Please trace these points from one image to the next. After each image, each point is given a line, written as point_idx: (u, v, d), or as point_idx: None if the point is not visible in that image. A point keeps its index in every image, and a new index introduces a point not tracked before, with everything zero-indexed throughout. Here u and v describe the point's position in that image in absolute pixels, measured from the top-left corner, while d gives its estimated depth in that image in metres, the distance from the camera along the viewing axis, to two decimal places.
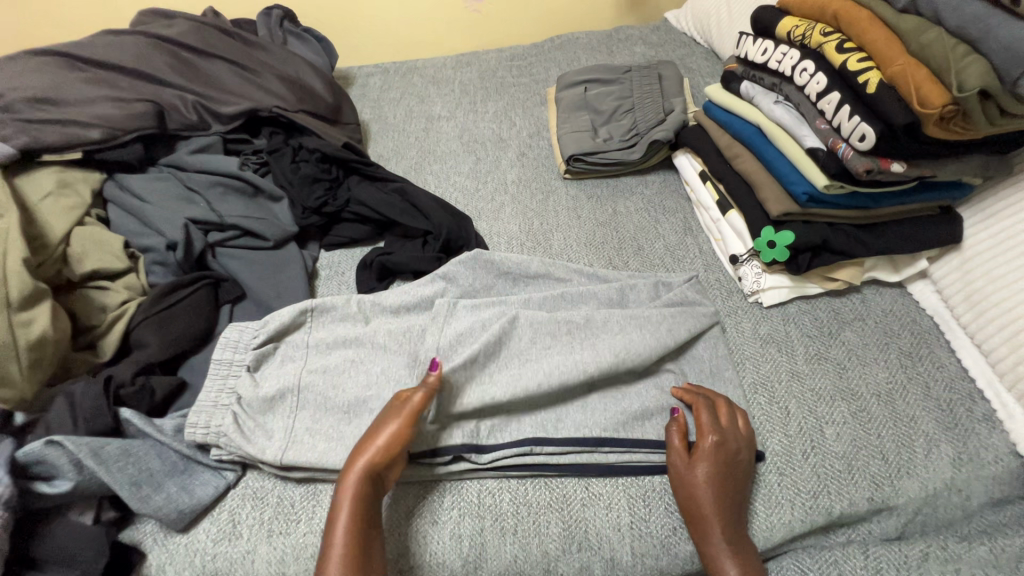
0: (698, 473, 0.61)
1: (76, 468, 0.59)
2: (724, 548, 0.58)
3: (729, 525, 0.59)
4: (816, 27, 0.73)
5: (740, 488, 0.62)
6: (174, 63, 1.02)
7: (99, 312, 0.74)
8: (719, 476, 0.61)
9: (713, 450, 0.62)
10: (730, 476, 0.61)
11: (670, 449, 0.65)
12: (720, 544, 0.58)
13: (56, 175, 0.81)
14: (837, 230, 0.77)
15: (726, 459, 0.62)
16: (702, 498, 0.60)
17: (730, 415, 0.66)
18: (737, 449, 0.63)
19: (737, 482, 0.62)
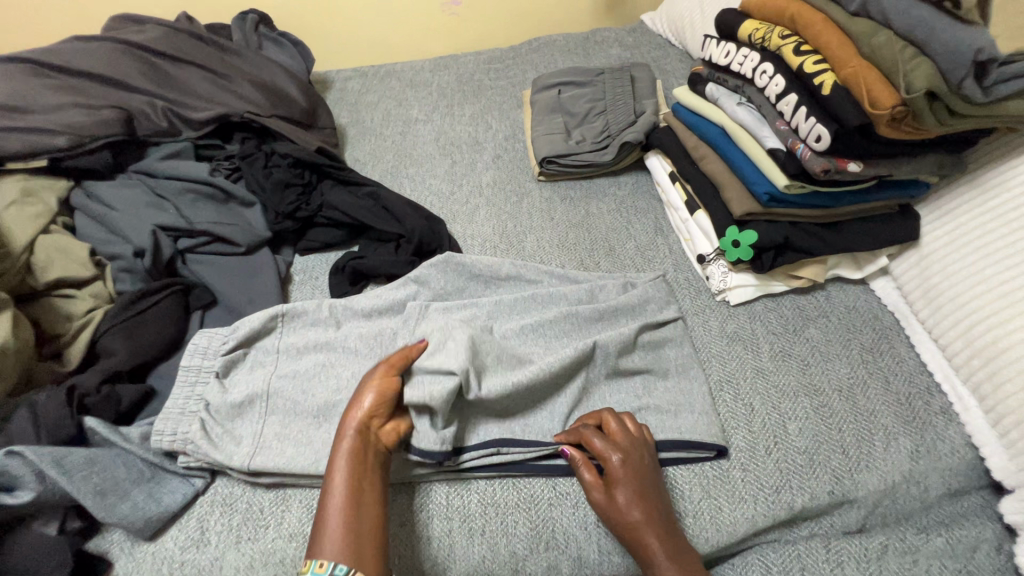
0: (620, 498, 0.60)
1: (38, 478, 0.59)
2: (670, 566, 0.56)
3: (670, 544, 0.58)
4: (775, 30, 0.75)
5: (664, 503, 0.62)
6: (144, 69, 1.02)
7: (64, 321, 0.73)
8: (640, 497, 0.60)
9: (624, 471, 0.61)
10: (650, 496, 0.61)
11: (585, 482, 0.63)
12: (664, 563, 0.56)
13: (20, 184, 0.81)
14: (800, 229, 0.78)
15: (636, 474, 0.61)
16: (632, 524, 0.59)
17: (630, 431, 0.65)
18: (646, 463, 0.63)
19: (656, 493, 0.62)
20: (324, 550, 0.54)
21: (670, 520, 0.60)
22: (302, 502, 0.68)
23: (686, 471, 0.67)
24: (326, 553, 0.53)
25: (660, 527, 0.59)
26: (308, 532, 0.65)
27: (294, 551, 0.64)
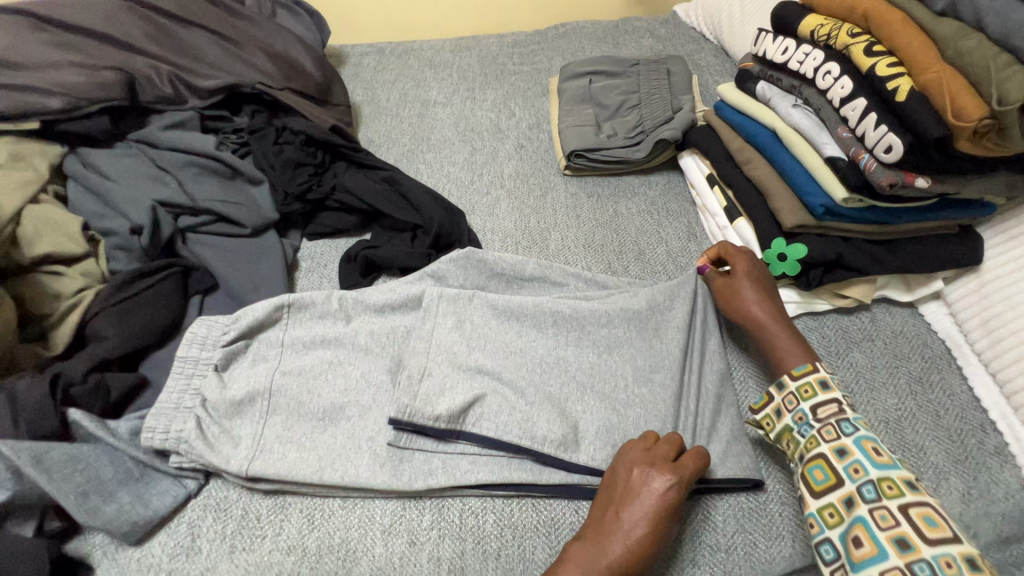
0: (745, 289, 0.71)
1: (15, 479, 0.54)
2: (786, 345, 0.66)
3: (781, 319, 0.69)
4: (843, 27, 0.68)
5: (771, 285, 0.73)
6: (149, 29, 0.94)
7: (52, 300, 0.67)
8: (760, 290, 0.71)
9: (751, 267, 0.73)
10: (768, 286, 0.72)
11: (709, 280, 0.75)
12: (781, 342, 0.67)
13: (10, 147, 0.74)
14: (851, 245, 0.73)
15: (760, 273, 0.73)
16: (747, 303, 0.70)
17: (750, 254, 0.77)
18: (762, 266, 0.75)
19: (776, 297, 0.72)
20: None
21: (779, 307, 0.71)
22: (303, 511, 0.63)
23: (721, 501, 0.62)
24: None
25: (777, 307, 0.69)
26: (307, 545, 0.60)
27: (292, 565, 0.59)
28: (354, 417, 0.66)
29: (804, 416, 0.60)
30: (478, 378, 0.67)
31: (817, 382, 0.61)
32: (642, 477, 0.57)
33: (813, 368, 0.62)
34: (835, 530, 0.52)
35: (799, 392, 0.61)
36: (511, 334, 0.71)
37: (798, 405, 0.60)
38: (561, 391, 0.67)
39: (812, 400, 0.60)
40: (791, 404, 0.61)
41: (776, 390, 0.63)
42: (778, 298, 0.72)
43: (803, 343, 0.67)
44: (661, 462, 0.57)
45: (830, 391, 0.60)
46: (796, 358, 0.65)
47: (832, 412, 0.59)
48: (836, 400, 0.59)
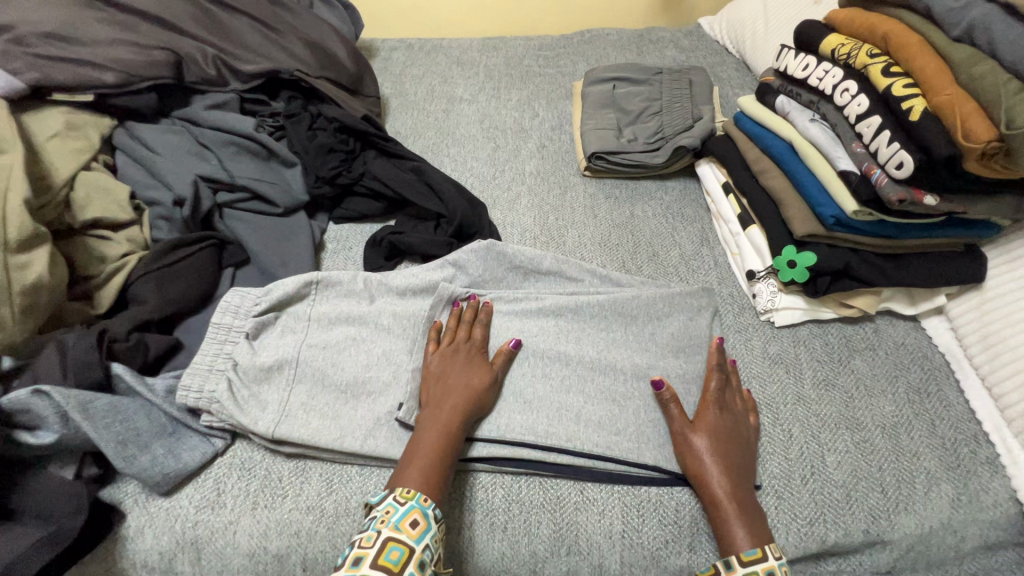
0: (701, 447, 0.63)
1: (62, 421, 0.58)
2: (739, 528, 0.58)
3: (737, 487, 0.61)
4: (863, 47, 0.72)
5: (739, 443, 0.65)
6: (197, 14, 0.99)
7: (97, 263, 0.71)
8: (719, 448, 0.63)
9: (714, 422, 0.65)
10: (733, 437, 0.64)
11: (669, 420, 0.67)
12: (733, 524, 0.59)
13: (65, 116, 0.79)
14: (859, 257, 0.76)
15: (727, 429, 0.65)
16: (703, 466, 0.62)
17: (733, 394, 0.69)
18: (741, 418, 0.67)
19: (741, 457, 0.64)
20: (409, 478, 0.58)
21: (745, 470, 0.63)
22: (323, 475, 0.66)
23: None
24: (412, 484, 0.58)
25: (734, 479, 0.61)
26: (325, 506, 0.64)
27: (310, 524, 0.62)
28: (375, 392, 0.69)
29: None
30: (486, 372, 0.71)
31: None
32: (462, 359, 0.69)
33: (761, 556, 0.56)
34: None
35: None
36: (514, 327, 0.76)
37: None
38: (575, 382, 0.71)
39: None
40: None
41: (723, 567, 0.57)
42: (744, 456, 0.64)
43: (756, 517, 0.60)
44: (480, 334, 0.72)
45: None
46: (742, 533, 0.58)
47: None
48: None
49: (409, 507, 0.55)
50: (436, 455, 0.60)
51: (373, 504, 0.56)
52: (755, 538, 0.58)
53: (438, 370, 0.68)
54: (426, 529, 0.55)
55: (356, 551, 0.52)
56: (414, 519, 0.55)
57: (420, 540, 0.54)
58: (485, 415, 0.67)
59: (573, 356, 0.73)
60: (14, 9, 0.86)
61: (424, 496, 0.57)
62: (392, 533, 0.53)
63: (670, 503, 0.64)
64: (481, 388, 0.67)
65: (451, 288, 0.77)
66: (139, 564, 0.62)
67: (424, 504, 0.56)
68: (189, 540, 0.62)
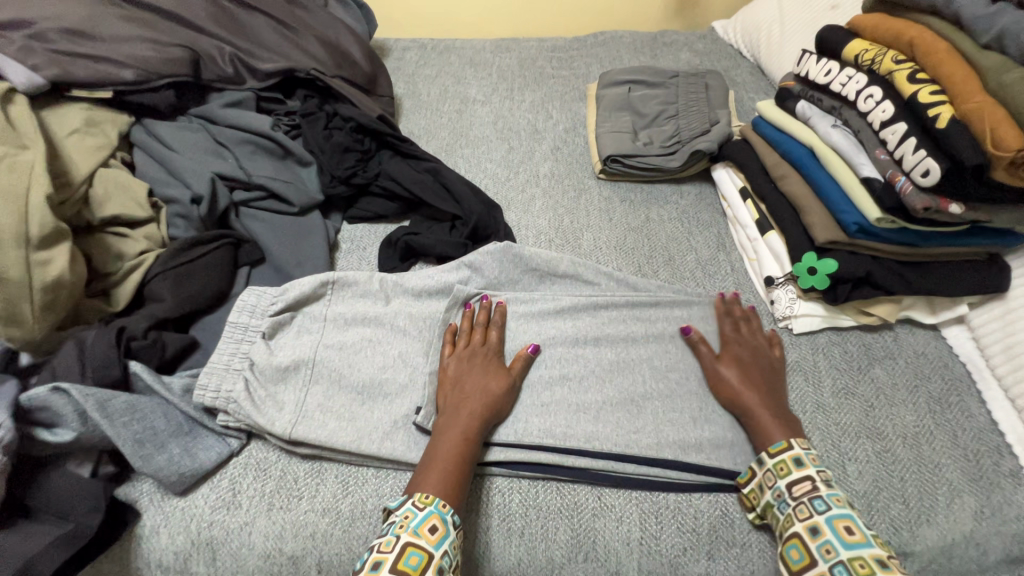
0: (729, 374, 0.69)
1: (80, 419, 0.57)
2: (774, 430, 0.64)
3: (762, 396, 0.67)
4: (887, 54, 0.71)
5: (761, 363, 0.71)
6: (215, 12, 0.99)
7: (115, 260, 0.71)
8: (742, 373, 0.70)
9: (739, 352, 0.72)
10: (763, 362, 0.71)
11: (699, 357, 0.73)
12: (769, 428, 0.65)
13: (84, 113, 0.79)
14: (880, 264, 0.75)
15: (749, 356, 0.71)
16: (732, 387, 0.68)
17: (750, 330, 0.75)
18: (762, 344, 0.73)
19: (767, 373, 0.70)
20: (429, 484, 0.58)
21: (774, 385, 0.69)
22: (338, 477, 0.66)
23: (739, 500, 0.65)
24: (432, 490, 0.57)
25: (763, 392, 0.68)
26: (342, 508, 0.63)
27: (326, 526, 0.62)
28: (391, 393, 0.69)
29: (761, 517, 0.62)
30: None
31: (766, 491, 0.61)
32: (478, 361, 0.69)
33: (788, 446, 0.62)
34: (784, 480, 0.60)
35: (749, 496, 0.63)
36: (531, 331, 0.75)
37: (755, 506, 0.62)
38: (591, 384, 0.71)
39: (788, 478, 0.60)
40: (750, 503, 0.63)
41: (756, 466, 0.63)
42: (769, 373, 0.70)
43: (786, 417, 0.66)
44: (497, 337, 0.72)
45: (771, 504, 0.60)
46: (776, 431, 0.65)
47: (806, 490, 0.59)
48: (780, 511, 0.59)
49: (429, 512, 0.55)
50: (456, 459, 0.60)
51: (393, 508, 0.56)
52: (786, 434, 0.64)
53: (455, 374, 0.68)
54: (446, 534, 0.54)
55: (376, 555, 0.52)
56: (433, 524, 0.54)
57: (439, 547, 0.53)
58: (501, 420, 0.67)
59: (589, 359, 0.73)
60: (34, 4, 0.86)
61: (442, 502, 0.56)
62: (410, 539, 0.53)
63: (688, 510, 0.64)
64: (498, 394, 0.66)
65: (467, 290, 0.77)
66: (153, 564, 0.61)
67: (444, 509, 0.56)
68: (204, 540, 0.61)
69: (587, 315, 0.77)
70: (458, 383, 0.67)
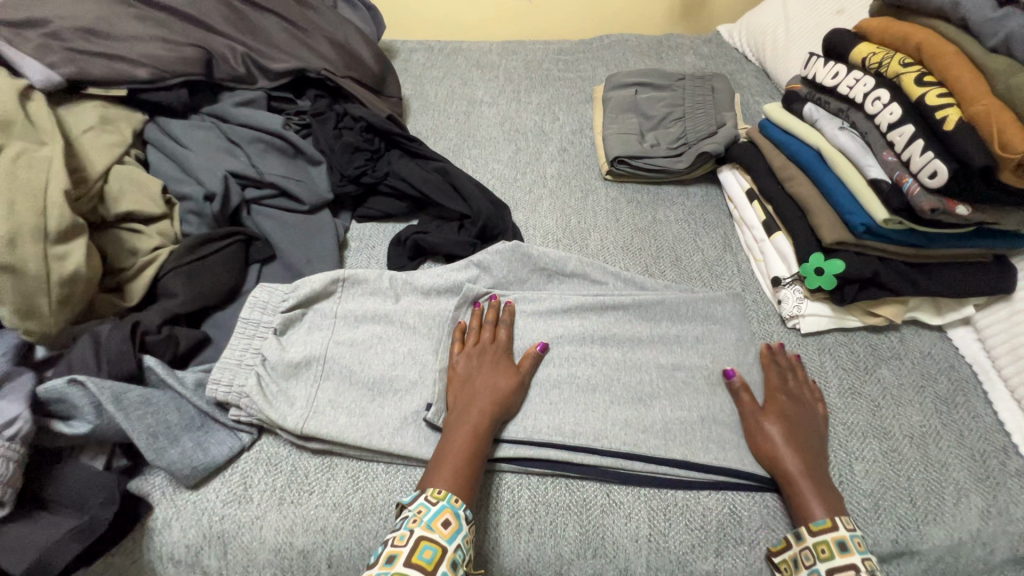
0: (774, 432, 0.65)
1: (96, 412, 0.58)
2: (814, 502, 0.60)
3: (810, 464, 0.63)
4: (894, 57, 0.72)
5: (806, 424, 0.67)
6: (227, 12, 1.00)
7: (129, 256, 0.72)
8: (792, 432, 0.65)
9: (783, 407, 0.68)
10: (803, 421, 0.67)
11: (740, 407, 0.69)
12: (810, 499, 0.60)
13: (100, 111, 0.80)
14: (887, 265, 0.76)
15: (795, 417, 0.67)
16: (780, 452, 0.64)
17: (798, 384, 0.71)
18: (807, 402, 0.69)
19: (815, 438, 0.66)
20: (441, 479, 0.58)
21: (818, 455, 0.65)
22: (349, 472, 0.66)
23: (747, 497, 0.65)
24: (444, 484, 0.58)
25: (808, 460, 0.63)
26: (352, 503, 0.64)
27: (336, 521, 0.63)
28: (401, 390, 0.70)
29: None
30: None
31: (836, 544, 0.57)
32: (487, 359, 0.70)
33: (831, 526, 0.58)
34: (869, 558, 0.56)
35: (816, 550, 0.57)
36: (539, 329, 0.76)
37: (814, 564, 0.57)
38: (600, 382, 0.71)
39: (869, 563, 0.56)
40: (807, 561, 0.57)
41: (794, 538, 0.59)
42: (814, 433, 0.66)
43: (830, 491, 0.62)
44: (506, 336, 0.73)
45: (847, 557, 0.57)
46: (816, 505, 0.60)
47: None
48: (853, 566, 0.56)
49: (442, 506, 0.56)
50: (468, 455, 0.61)
51: (405, 503, 0.57)
52: (829, 510, 0.60)
53: (464, 371, 0.68)
54: (459, 529, 0.55)
55: (389, 549, 0.53)
56: (446, 519, 0.55)
57: (453, 540, 0.54)
58: (512, 416, 0.68)
59: (597, 358, 0.73)
60: (50, 3, 0.87)
61: (454, 497, 0.57)
62: (424, 533, 0.54)
63: (697, 508, 0.64)
64: (507, 391, 0.67)
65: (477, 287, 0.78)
66: (165, 557, 0.62)
67: (456, 504, 0.56)
68: (216, 534, 0.62)
69: (595, 314, 0.77)
70: (468, 381, 0.67)
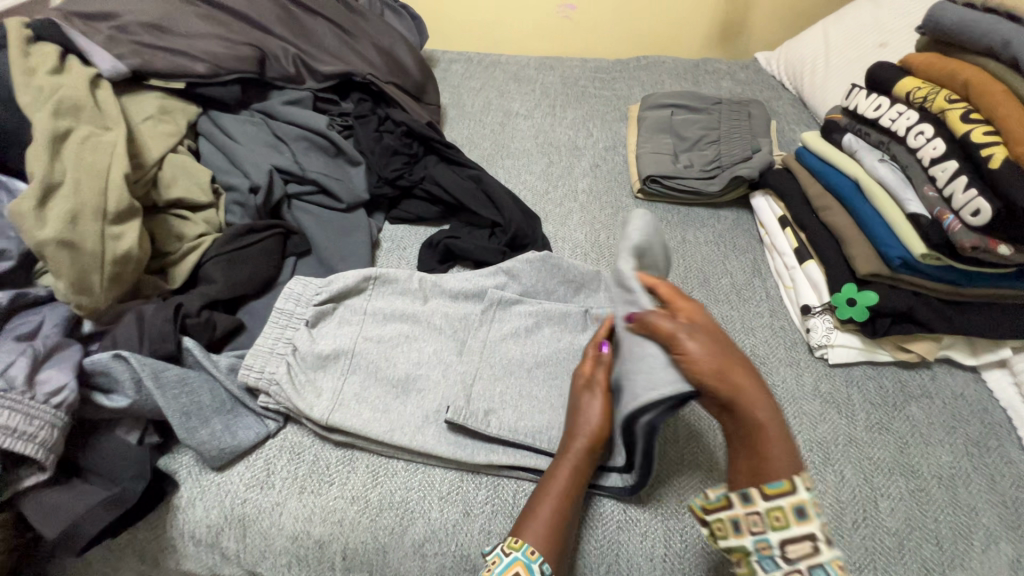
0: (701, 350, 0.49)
1: (135, 387, 0.60)
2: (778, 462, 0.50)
3: (759, 398, 0.51)
4: (940, 92, 0.72)
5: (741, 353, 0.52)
6: (282, 15, 1.04)
7: (175, 241, 0.75)
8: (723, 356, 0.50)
9: (713, 322, 0.53)
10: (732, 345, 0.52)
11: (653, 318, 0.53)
12: (775, 458, 0.50)
13: (159, 101, 0.83)
14: (922, 301, 0.75)
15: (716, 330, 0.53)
16: (723, 380, 0.49)
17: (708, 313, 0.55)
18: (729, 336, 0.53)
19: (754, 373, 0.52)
20: (529, 531, 0.56)
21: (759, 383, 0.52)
22: (369, 467, 0.67)
23: None
24: (530, 537, 0.56)
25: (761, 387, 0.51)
26: (370, 498, 0.64)
27: (354, 514, 0.63)
28: (424, 389, 0.71)
29: (767, 548, 0.50)
30: (531, 383, 0.71)
31: (792, 510, 0.49)
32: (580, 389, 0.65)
33: (790, 489, 0.49)
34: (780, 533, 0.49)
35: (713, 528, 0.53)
36: (566, 338, 0.76)
37: (727, 539, 0.52)
38: None
39: (783, 533, 0.49)
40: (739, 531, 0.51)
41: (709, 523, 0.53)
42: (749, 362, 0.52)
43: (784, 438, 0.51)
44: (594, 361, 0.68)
45: (806, 525, 0.49)
46: (784, 462, 0.50)
47: (807, 552, 0.48)
48: (810, 536, 0.49)
49: (513, 558, 0.54)
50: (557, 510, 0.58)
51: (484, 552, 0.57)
52: (791, 469, 0.50)
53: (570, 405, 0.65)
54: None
55: None
56: (516, 573, 0.53)
57: None
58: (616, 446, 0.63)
59: None
60: None
61: (532, 548, 0.55)
62: None
63: None
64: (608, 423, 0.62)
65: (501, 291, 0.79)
66: (187, 534, 0.64)
67: (529, 557, 0.54)
68: (237, 517, 0.63)
69: None
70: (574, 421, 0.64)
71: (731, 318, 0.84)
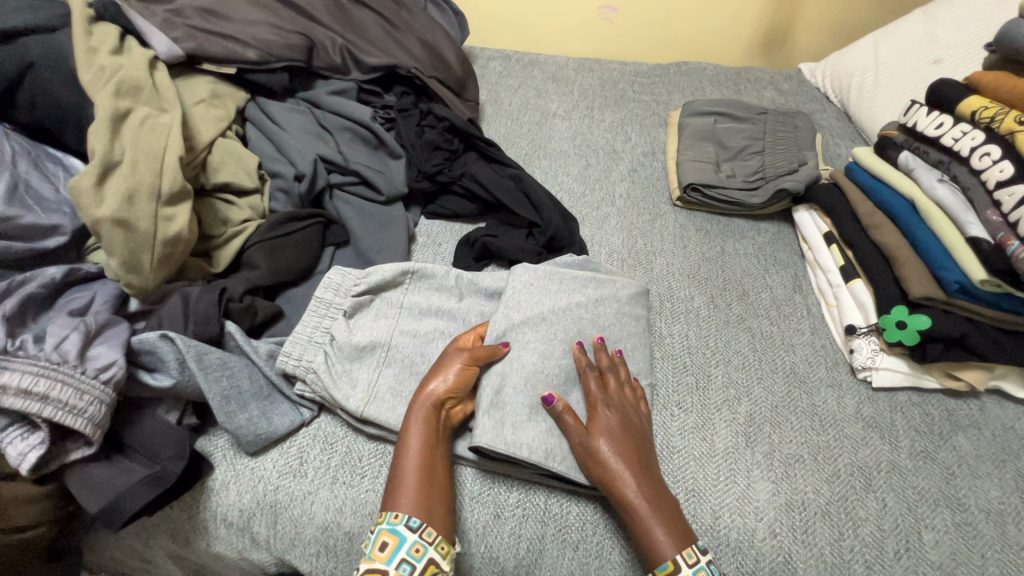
0: None
1: (179, 367, 0.61)
2: (665, 539, 0.56)
3: None
4: (1009, 113, 0.69)
5: None
6: (331, 5, 1.04)
7: (220, 225, 0.75)
8: None
9: None
10: None
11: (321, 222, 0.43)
12: (659, 535, 0.56)
13: (210, 86, 0.84)
14: (977, 328, 0.72)
15: None
16: None
17: None
18: None
19: None
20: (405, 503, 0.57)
21: None
22: None
23: (804, 549, 0.61)
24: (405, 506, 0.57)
25: None
26: None
27: None
28: None
29: None
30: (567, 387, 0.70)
31: None
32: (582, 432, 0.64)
33: (673, 570, 0.55)
34: None
35: None
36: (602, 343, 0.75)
37: None
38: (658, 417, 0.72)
39: None
40: None
41: None
42: None
43: (672, 517, 0.58)
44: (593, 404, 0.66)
45: None
46: (665, 544, 0.56)
47: None
48: None
49: (380, 531, 0.55)
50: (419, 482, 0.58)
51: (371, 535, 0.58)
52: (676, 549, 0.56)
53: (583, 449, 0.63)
54: (398, 547, 0.54)
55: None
56: (383, 541, 0.55)
57: (392, 560, 0.54)
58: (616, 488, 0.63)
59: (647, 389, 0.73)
60: None
61: (394, 514, 0.56)
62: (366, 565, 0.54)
63: (750, 551, 0.61)
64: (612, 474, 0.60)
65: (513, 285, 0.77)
66: (219, 516, 0.64)
67: (393, 521, 0.56)
68: (269, 503, 0.64)
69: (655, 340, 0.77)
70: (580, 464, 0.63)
71: (771, 333, 0.82)
